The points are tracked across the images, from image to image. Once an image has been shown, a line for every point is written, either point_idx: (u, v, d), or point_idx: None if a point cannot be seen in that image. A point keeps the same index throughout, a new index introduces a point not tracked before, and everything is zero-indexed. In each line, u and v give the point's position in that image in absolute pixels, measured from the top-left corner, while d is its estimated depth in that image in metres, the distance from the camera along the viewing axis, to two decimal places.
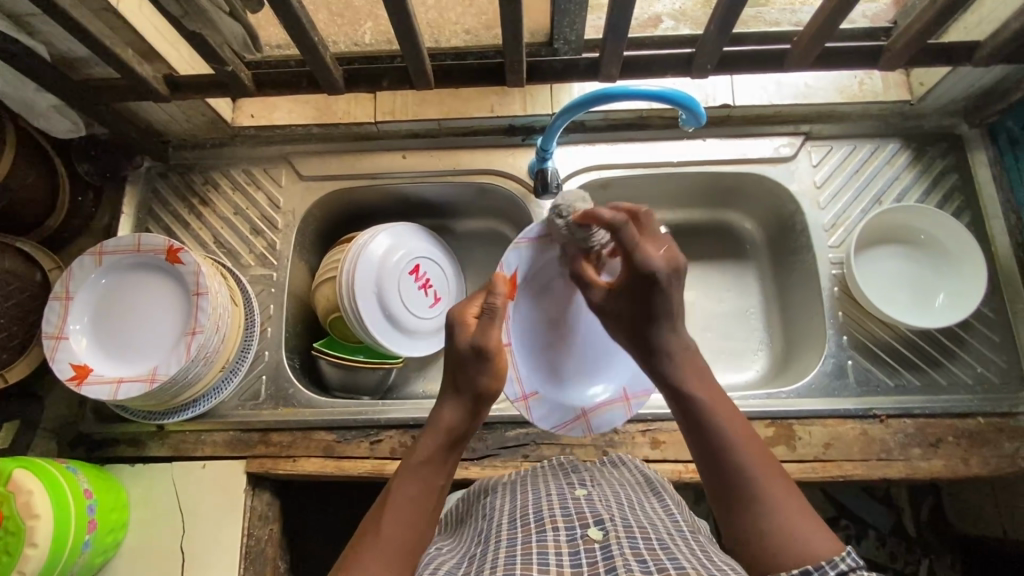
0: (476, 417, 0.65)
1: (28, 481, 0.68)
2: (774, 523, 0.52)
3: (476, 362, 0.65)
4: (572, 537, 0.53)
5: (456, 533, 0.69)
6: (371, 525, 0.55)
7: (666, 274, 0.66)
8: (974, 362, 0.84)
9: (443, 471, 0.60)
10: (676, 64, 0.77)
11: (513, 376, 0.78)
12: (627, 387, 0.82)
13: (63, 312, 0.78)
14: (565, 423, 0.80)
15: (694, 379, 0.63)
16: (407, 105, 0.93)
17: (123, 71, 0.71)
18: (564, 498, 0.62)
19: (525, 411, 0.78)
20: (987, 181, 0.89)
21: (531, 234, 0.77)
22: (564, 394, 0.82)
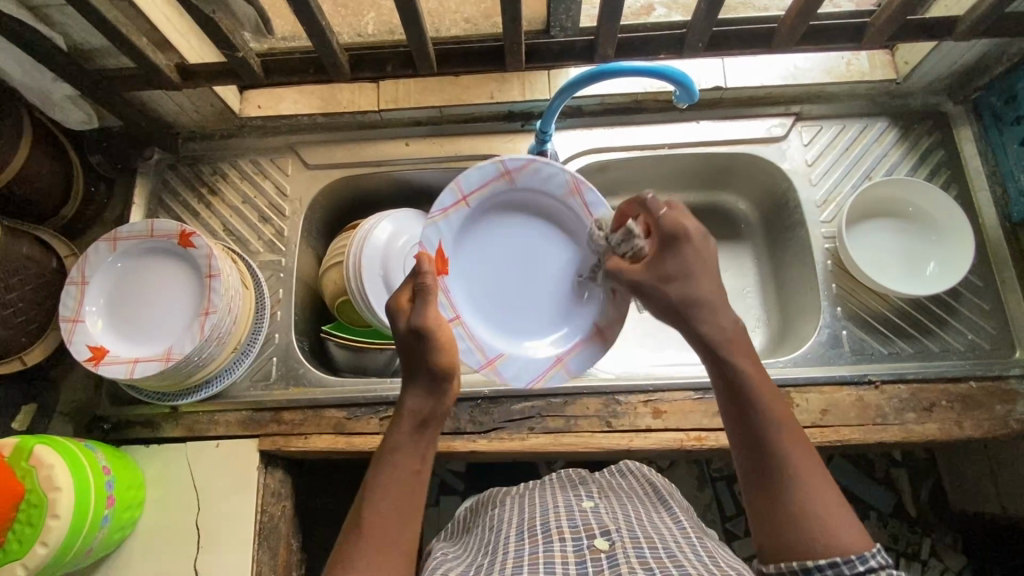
0: (439, 395, 0.64)
1: (49, 455, 0.69)
2: (811, 512, 0.54)
3: (422, 344, 0.64)
4: (579, 547, 0.56)
5: (460, 542, 0.72)
6: (355, 520, 0.57)
7: (698, 231, 0.63)
8: (965, 330, 0.86)
9: (418, 453, 0.61)
10: (668, 44, 0.80)
11: (468, 347, 0.81)
12: (586, 333, 0.84)
13: (79, 296, 0.81)
14: (544, 375, 0.83)
15: (737, 352, 0.60)
16: (410, 93, 0.95)
17: (137, 58, 0.74)
18: (572, 510, 0.65)
19: (495, 374, 0.81)
20: (973, 155, 0.92)
21: (443, 206, 0.79)
22: (529, 350, 0.85)
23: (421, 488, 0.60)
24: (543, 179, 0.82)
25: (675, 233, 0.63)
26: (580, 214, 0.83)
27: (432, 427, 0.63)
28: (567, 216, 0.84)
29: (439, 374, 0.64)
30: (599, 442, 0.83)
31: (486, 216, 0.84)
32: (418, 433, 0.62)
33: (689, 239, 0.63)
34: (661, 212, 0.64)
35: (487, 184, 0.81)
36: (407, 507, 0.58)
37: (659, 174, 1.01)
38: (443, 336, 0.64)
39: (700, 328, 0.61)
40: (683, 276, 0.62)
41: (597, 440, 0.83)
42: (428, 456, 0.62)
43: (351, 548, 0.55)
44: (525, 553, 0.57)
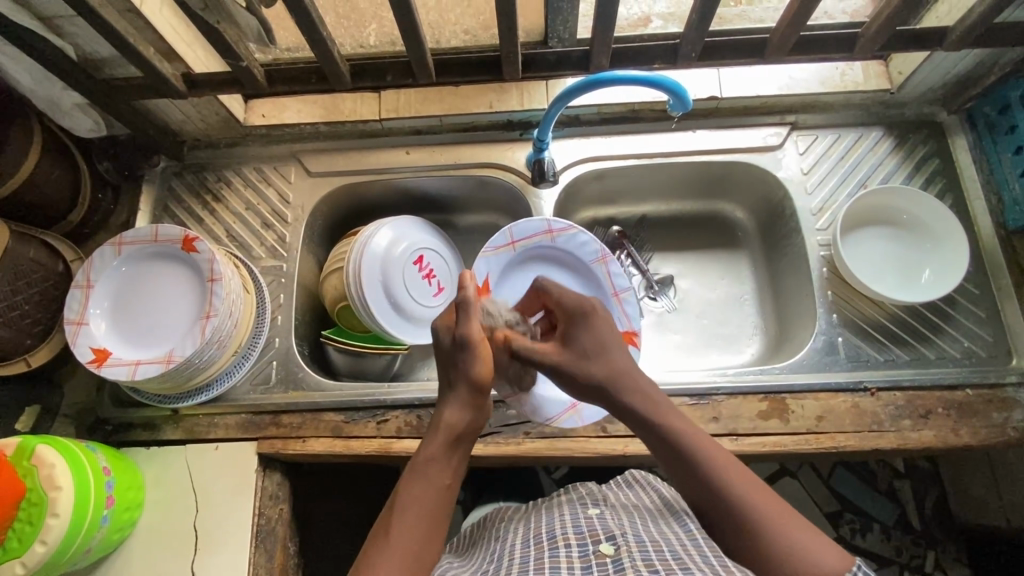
0: (480, 409, 0.66)
1: (51, 455, 0.71)
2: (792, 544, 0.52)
3: (463, 353, 0.66)
4: (584, 553, 0.56)
5: (468, 555, 0.71)
6: (381, 530, 0.57)
7: (598, 302, 0.72)
8: (962, 337, 0.86)
9: (449, 470, 0.62)
10: (663, 54, 0.81)
11: None
12: None
13: (84, 299, 0.82)
14: (562, 414, 0.85)
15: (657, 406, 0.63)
16: (411, 103, 0.97)
17: (145, 68, 0.76)
18: (577, 517, 0.65)
19: (517, 404, 0.84)
20: (968, 165, 0.93)
21: (494, 244, 0.90)
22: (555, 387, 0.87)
23: (449, 498, 0.60)
24: (578, 246, 0.93)
25: (581, 307, 0.71)
26: (618, 319, 0.91)
27: (466, 441, 0.65)
28: (591, 279, 0.94)
29: (481, 386, 0.66)
30: (594, 447, 0.83)
31: (521, 271, 0.94)
32: (453, 447, 0.63)
33: (592, 311, 0.70)
34: (560, 289, 0.75)
35: (532, 237, 0.92)
36: (435, 518, 0.58)
37: (656, 182, 1.02)
38: (483, 349, 0.67)
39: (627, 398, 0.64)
40: (598, 350, 0.68)
41: (593, 445, 0.83)
42: (458, 474, 0.63)
43: (372, 559, 0.55)
44: (532, 558, 0.57)
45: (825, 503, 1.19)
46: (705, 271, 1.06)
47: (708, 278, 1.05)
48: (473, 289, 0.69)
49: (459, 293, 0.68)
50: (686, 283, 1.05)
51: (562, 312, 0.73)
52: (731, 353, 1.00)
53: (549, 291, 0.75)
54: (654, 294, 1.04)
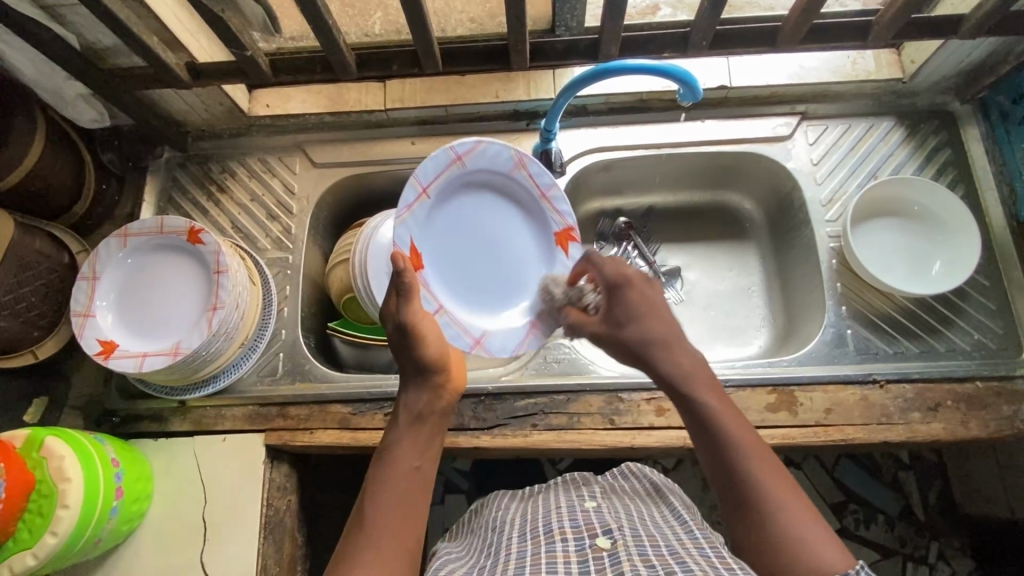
0: (438, 390, 0.67)
1: (59, 446, 0.71)
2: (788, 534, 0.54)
3: (406, 339, 0.67)
4: (581, 546, 0.55)
5: (465, 542, 0.71)
6: (358, 517, 0.58)
7: (636, 275, 0.71)
8: (971, 329, 0.86)
9: (417, 452, 0.62)
10: (673, 43, 0.80)
11: (457, 329, 0.81)
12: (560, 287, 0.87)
13: (90, 291, 0.82)
14: (524, 339, 0.83)
15: (695, 381, 0.64)
16: (416, 92, 0.96)
17: (149, 57, 0.76)
18: (574, 510, 0.64)
19: (483, 351, 0.81)
20: (980, 156, 0.92)
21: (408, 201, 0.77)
22: (509, 317, 0.85)
23: (421, 481, 0.61)
24: (491, 158, 0.84)
25: (616, 280, 0.71)
26: (550, 218, 0.87)
27: (432, 422, 0.66)
28: (513, 188, 0.86)
29: (430, 366, 0.67)
30: (602, 440, 0.83)
31: (445, 206, 0.83)
32: (417, 429, 0.64)
33: (630, 285, 0.70)
34: (602, 262, 0.73)
35: (443, 173, 0.81)
36: (408, 502, 0.59)
37: (664, 173, 1.01)
38: (428, 330, 0.67)
39: (662, 365, 0.66)
40: (634, 319, 0.69)
41: (600, 438, 0.83)
42: (428, 455, 0.63)
43: (353, 547, 0.55)
44: (528, 553, 0.56)
45: (829, 494, 1.19)
46: (713, 262, 1.05)
47: (715, 269, 1.05)
48: (411, 272, 0.67)
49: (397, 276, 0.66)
50: (693, 274, 1.05)
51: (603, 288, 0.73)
52: (738, 345, 0.99)
53: (593, 260, 0.75)
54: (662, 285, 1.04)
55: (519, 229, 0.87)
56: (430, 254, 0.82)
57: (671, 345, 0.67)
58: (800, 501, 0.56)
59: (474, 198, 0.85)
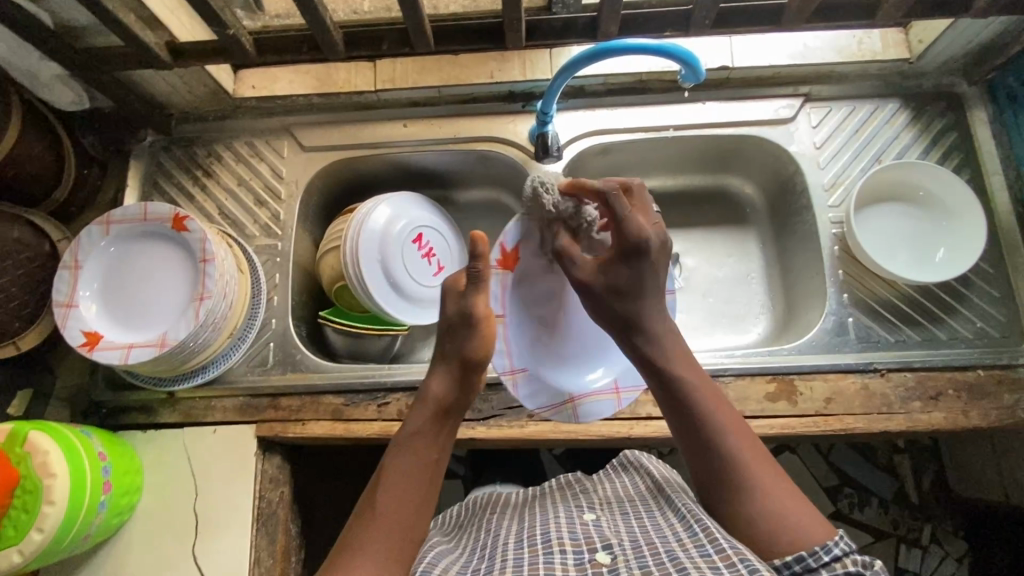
0: (468, 385, 0.65)
1: (44, 441, 0.69)
2: (765, 510, 0.55)
3: (464, 328, 0.65)
4: (580, 560, 0.53)
5: (455, 539, 0.70)
6: (368, 504, 0.57)
7: (657, 243, 0.65)
8: (974, 317, 0.84)
9: (436, 444, 0.62)
10: (674, 21, 0.77)
11: (502, 349, 0.76)
12: (619, 380, 0.81)
13: (72, 281, 0.80)
14: (552, 407, 0.79)
15: (677, 358, 0.64)
16: (407, 73, 0.93)
17: (126, 36, 0.72)
18: (573, 522, 0.62)
19: (512, 385, 0.77)
20: (986, 139, 0.89)
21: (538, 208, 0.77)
22: (555, 377, 0.81)
23: (436, 474, 0.61)
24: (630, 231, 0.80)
25: (638, 245, 0.64)
26: None
27: (453, 418, 0.64)
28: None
29: (472, 365, 0.65)
30: (598, 430, 0.82)
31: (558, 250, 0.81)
32: (440, 423, 0.63)
33: (649, 253, 0.64)
34: (627, 212, 0.64)
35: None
36: (423, 495, 0.58)
37: (663, 156, 0.99)
38: (486, 329, 0.65)
39: (644, 348, 0.64)
40: (635, 293, 0.65)
41: (597, 429, 0.82)
42: (446, 447, 0.63)
43: (360, 535, 0.55)
44: (525, 562, 0.54)
45: (824, 478, 1.19)
46: (712, 248, 1.03)
47: (715, 255, 1.03)
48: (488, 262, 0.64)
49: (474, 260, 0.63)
50: (692, 260, 1.03)
51: (619, 248, 0.65)
52: (737, 333, 0.98)
53: (616, 211, 0.65)
54: None
55: None
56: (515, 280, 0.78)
57: (656, 325, 0.65)
58: (780, 479, 0.57)
59: None
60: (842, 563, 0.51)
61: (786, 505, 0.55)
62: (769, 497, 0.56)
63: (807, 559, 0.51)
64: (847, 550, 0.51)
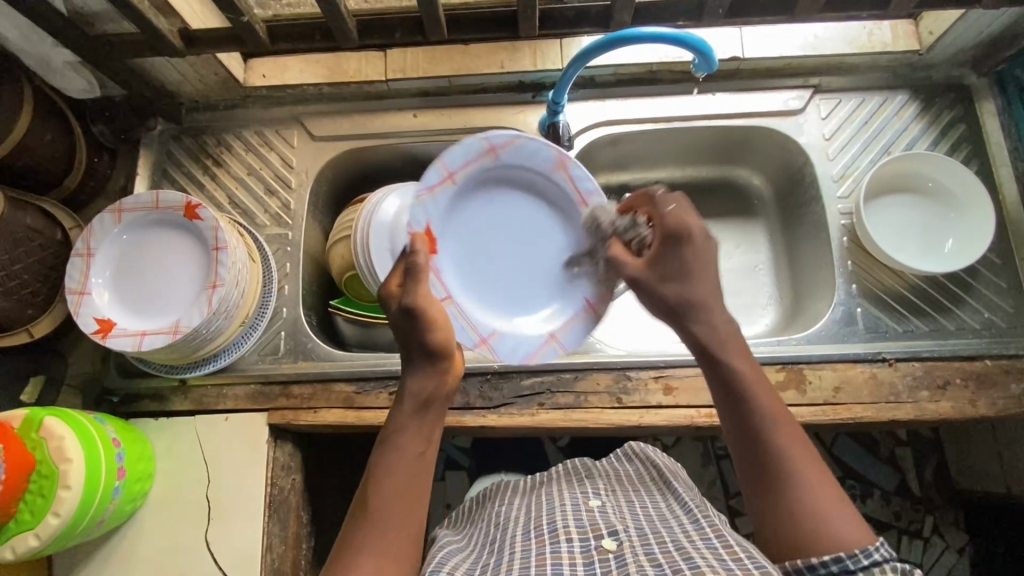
0: (443, 373, 0.61)
1: (60, 426, 0.69)
2: (805, 508, 0.53)
3: (413, 323, 0.60)
4: (586, 548, 0.54)
5: (465, 533, 0.71)
6: (362, 503, 0.57)
7: (698, 230, 0.61)
8: (982, 308, 0.85)
9: (422, 437, 0.60)
10: (687, 11, 0.77)
11: (464, 323, 0.76)
12: (589, 297, 0.78)
13: (85, 268, 0.80)
14: (541, 349, 0.78)
15: (734, 347, 0.59)
16: (418, 63, 0.93)
17: (140, 22, 0.72)
18: (578, 509, 0.62)
19: (489, 352, 0.76)
20: (995, 131, 0.90)
21: (428, 183, 0.73)
22: (530, 325, 0.79)
23: (425, 467, 0.59)
24: (530, 155, 0.77)
25: (678, 234, 0.61)
26: (590, 230, 0.79)
27: (436, 407, 0.61)
28: (556, 194, 0.79)
29: (441, 351, 0.61)
30: (609, 419, 0.83)
31: (481, 195, 0.78)
32: (422, 415, 0.60)
33: (688, 241, 0.61)
34: (668, 208, 0.63)
35: (473, 162, 0.75)
36: (415, 490, 0.57)
37: (672, 147, 0.99)
38: (436, 316, 0.61)
39: (696, 328, 0.60)
40: (682, 277, 0.61)
41: (607, 417, 0.83)
42: (433, 437, 0.60)
43: (356, 536, 0.55)
44: (532, 552, 0.54)
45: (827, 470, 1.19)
46: (720, 239, 1.04)
47: (722, 246, 1.03)
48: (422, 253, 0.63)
49: (409, 258, 0.62)
50: None
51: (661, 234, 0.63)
52: (745, 323, 0.99)
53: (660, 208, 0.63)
54: None
55: (564, 238, 0.80)
56: (451, 248, 0.76)
57: (715, 315, 0.60)
58: (823, 479, 0.54)
59: (509, 203, 0.79)
60: (882, 569, 0.49)
61: (822, 498, 0.53)
62: (812, 495, 0.53)
63: (846, 561, 0.50)
64: (888, 555, 0.50)
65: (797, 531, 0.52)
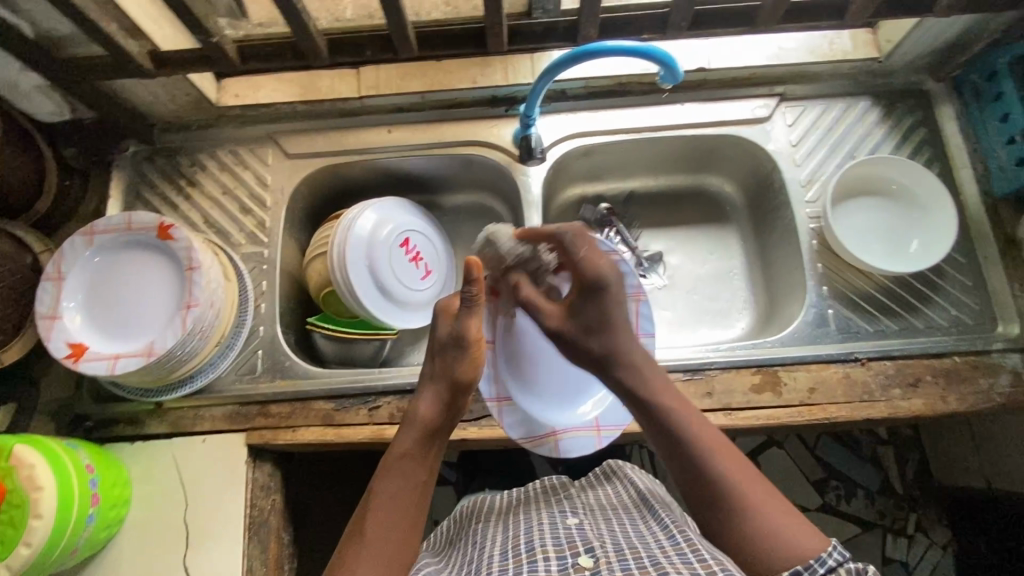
0: (453, 408, 0.66)
1: (30, 454, 0.68)
2: (759, 525, 0.55)
3: (455, 349, 0.67)
4: (563, 566, 0.54)
5: (445, 556, 0.70)
6: (357, 527, 0.57)
7: (615, 277, 0.71)
8: (949, 306, 0.87)
9: (425, 465, 0.62)
10: (652, 24, 0.79)
11: (488, 374, 0.80)
12: (599, 419, 0.82)
13: (56, 292, 0.79)
14: (535, 440, 0.80)
15: (658, 390, 0.66)
16: (391, 79, 0.94)
17: (107, 45, 0.72)
18: (555, 528, 0.62)
19: (496, 413, 0.79)
20: (954, 134, 0.93)
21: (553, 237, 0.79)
22: (543, 413, 0.82)
23: (424, 496, 0.61)
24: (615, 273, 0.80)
25: (594, 281, 0.71)
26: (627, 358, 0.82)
27: (440, 438, 0.65)
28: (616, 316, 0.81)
29: (462, 386, 0.66)
30: None
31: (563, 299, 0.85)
32: (427, 443, 0.63)
33: (603, 289, 0.70)
34: (579, 254, 0.71)
35: None
36: (411, 517, 0.59)
37: (644, 157, 1.01)
38: (477, 350, 0.67)
39: (623, 378, 0.68)
40: (602, 328, 0.70)
41: None
42: (433, 469, 0.63)
43: (349, 557, 0.55)
44: (509, 573, 0.54)
45: (811, 472, 1.21)
46: (695, 246, 1.05)
47: (698, 253, 1.05)
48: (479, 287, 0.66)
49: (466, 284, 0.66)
50: (676, 259, 1.05)
51: (580, 283, 0.72)
52: (722, 328, 1.00)
53: (573, 253, 0.71)
54: (644, 271, 1.02)
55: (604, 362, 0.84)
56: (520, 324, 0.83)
57: (637, 357, 0.69)
58: (771, 495, 0.57)
59: None
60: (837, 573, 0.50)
61: (774, 514, 0.56)
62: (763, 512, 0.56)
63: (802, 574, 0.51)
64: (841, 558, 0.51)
65: (760, 541, 0.54)
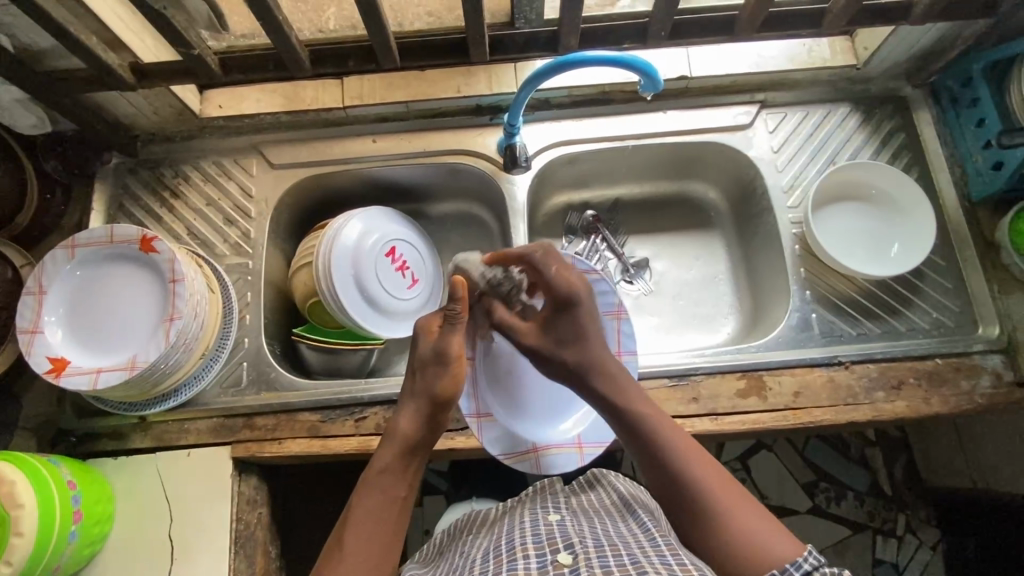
0: (433, 423, 0.66)
1: (11, 472, 0.67)
2: (733, 536, 0.56)
3: (437, 364, 0.66)
4: (542, 564, 0.54)
5: (432, 567, 0.70)
6: (336, 543, 0.58)
7: (586, 293, 0.70)
8: (930, 309, 0.88)
9: (404, 481, 0.62)
10: (633, 34, 0.80)
11: (469, 392, 0.79)
12: (581, 436, 0.82)
13: (37, 307, 0.78)
14: (515, 455, 0.80)
15: (632, 397, 0.66)
16: (375, 89, 0.94)
17: (88, 57, 0.72)
18: (538, 525, 0.63)
19: (476, 429, 0.79)
20: (932, 138, 0.94)
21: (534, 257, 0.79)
22: (523, 429, 0.82)
23: (404, 510, 0.61)
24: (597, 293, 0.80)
25: (567, 297, 0.69)
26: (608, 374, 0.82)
27: (420, 454, 0.65)
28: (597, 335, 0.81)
29: (442, 402, 0.66)
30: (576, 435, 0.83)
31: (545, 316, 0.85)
32: (407, 460, 0.63)
33: (576, 305, 0.69)
34: (550, 271, 0.69)
35: None
36: (388, 533, 0.58)
37: (628, 164, 1.01)
38: (457, 367, 0.66)
39: (596, 385, 0.67)
40: (577, 340, 0.69)
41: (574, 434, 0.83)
42: (414, 485, 0.63)
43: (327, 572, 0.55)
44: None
45: (800, 474, 1.21)
46: (679, 252, 1.06)
47: (683, 258, 1.06)
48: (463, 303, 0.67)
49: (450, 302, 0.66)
50: (661, 265, 1.05)
51: (551, 300, 0.70)
52: (708, 333, 1.00)
53: (543, 273, 0.70)
54: (630, 277, 1.04)
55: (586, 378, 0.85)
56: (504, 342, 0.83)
57: (611, 367, 0.68)
58: (748, 504, 0.58)
59: None
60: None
61: (751, 523, 0.56)
62: (740, 522, 0.56)
63: None
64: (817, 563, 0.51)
65: (740, 551, 0.55)
